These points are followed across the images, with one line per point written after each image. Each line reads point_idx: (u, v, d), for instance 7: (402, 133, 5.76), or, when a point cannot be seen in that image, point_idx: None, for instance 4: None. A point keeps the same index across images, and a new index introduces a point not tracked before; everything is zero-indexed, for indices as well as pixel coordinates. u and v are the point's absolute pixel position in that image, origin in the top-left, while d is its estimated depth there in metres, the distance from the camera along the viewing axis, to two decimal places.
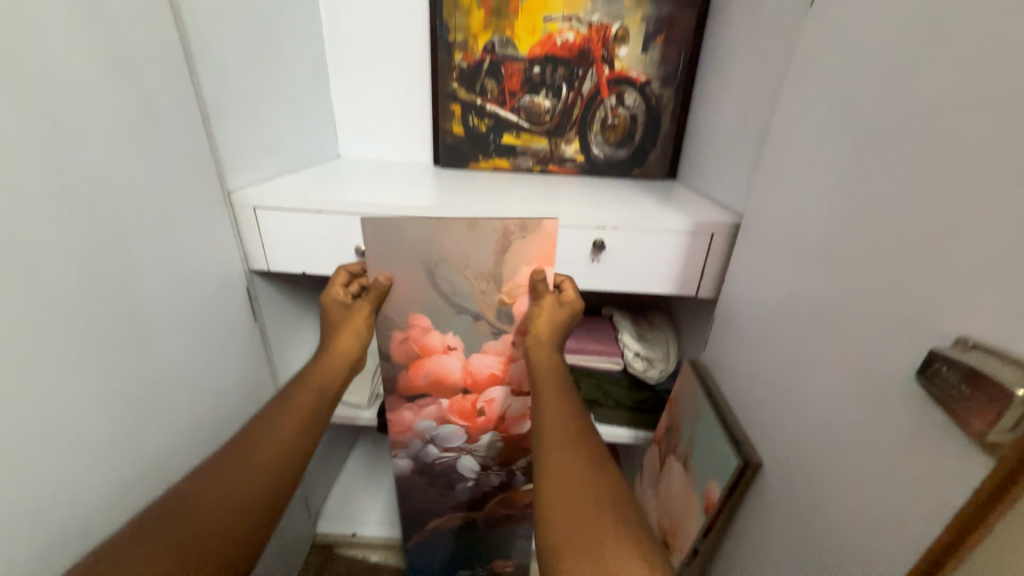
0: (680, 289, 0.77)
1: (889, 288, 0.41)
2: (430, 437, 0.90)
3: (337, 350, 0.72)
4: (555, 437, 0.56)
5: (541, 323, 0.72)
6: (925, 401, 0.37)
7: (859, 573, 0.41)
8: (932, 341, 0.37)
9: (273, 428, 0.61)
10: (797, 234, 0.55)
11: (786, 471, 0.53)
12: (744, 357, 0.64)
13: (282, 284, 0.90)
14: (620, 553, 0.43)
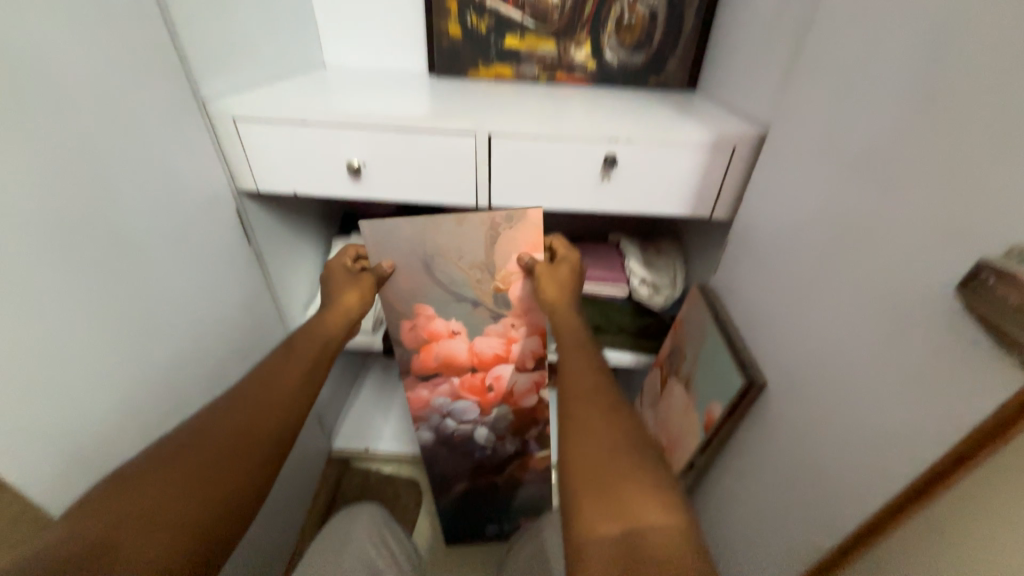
0: (694, 210, 0.72)
1: (934, 197, 0.37)
2: (447, 412, 0.95)
3: (342, 306, 0.74)
4: (576, 388, 0.56)
5: (556, 285, 0.73)
6: (961, 316, 0.34)
7: (858, 482, 0.43)
8: (979, 252, 0.33)
9: (286, 374, 0.63)
10: (832, 140, 0.50)
11: (792, 389, 0.53)
12: (758, 279, 0.62)
13: (275, 207, 0.86)
14: (636, 495, 0.43)
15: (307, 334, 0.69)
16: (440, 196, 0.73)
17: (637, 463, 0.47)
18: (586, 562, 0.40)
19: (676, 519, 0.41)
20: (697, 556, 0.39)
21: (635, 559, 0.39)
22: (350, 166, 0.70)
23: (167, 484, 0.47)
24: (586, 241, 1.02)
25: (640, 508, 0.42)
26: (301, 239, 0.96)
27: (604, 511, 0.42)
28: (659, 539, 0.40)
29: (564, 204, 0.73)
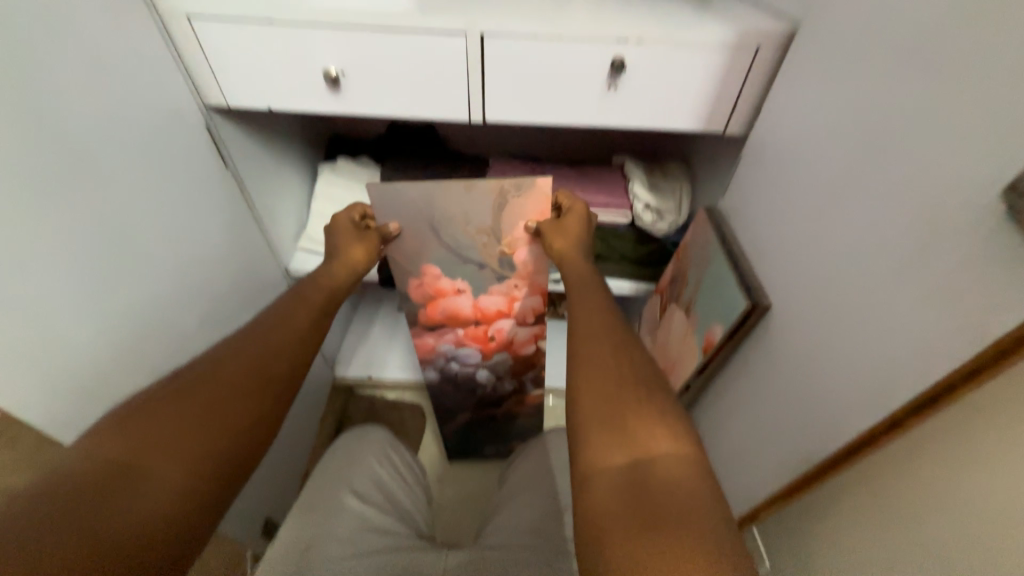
0: (708, 124, 0.67)
1: (981, 89, 0.33)
2: (452, 357, 0.97)
3: (348, 261, 0.71)
4: (588, 327, 0.55)
5: (565, 236, 0.69)
6: (998, 225, 0.32)
7: (859, 397, 0.43)
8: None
9: (297, 317, 0.61)
10: (871, 31, 0.43)
11: (797, 311, 0.52)
12: (771, 197, 0.58)
13: (251, 126, 0.79)
14: (648, 427, 0.43)
15: (311, 285, 0.66)
16: (429, 111, 0.67)
17: (648, 398, 0.46)
18: (596, 487, 0.39)
19: (687, 452, 0.41)
20: (707, 485, 0.39)
21: (646, 484, 0.38)
22: (327, 75, 0.63)
23: (177, 410, 0.47)
24: (588, 164, 0.96)
25: (651, 439, 0.42)
26: (283, 164, 0.90)
27: (615, 442, 0.42)
28: (671, 468, 0.39)
29: (566, 119, 0.67)
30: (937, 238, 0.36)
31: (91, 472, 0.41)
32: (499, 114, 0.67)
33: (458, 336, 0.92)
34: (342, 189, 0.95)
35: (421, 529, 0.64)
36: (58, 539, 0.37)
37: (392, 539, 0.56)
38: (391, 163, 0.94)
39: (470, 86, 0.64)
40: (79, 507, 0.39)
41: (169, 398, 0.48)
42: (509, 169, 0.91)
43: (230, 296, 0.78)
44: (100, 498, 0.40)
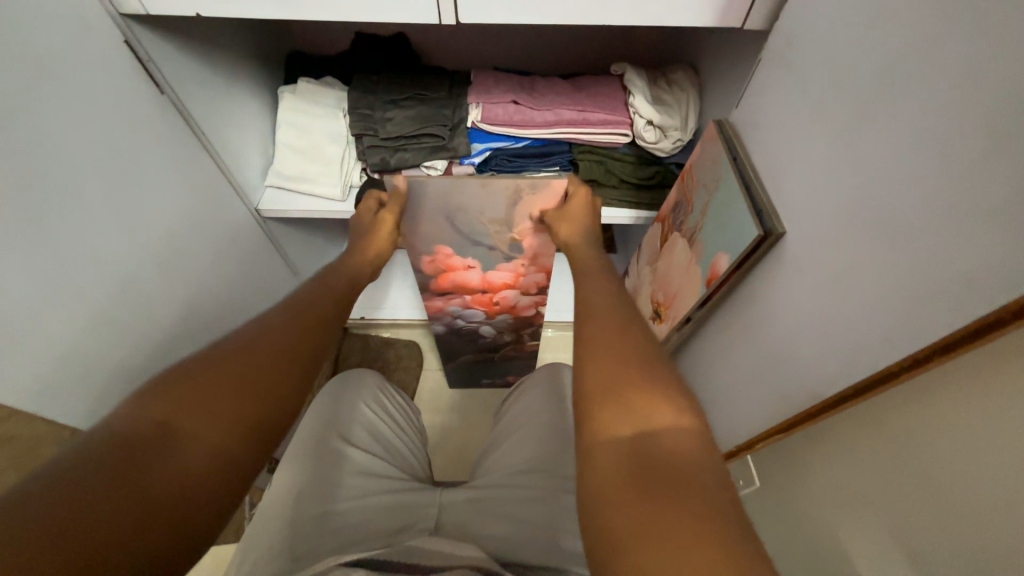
0: (719, 20, 0.56)
1: None
2: (458, 318, 0.97)
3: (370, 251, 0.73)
4: (593, 304, 0.51)
5: (570, 222, 0.71)
6: None
7: (873, 331, 0.39)
8: None
9: (333, 296, 0.58)
10: None
11: (811, 239, 0.46)
12: (789, 107, 0.50)
13: (182, 39, 0.67)
14: (652, 398, 0.38)
15: (340, 268, 0.66)
16: (388, 12, 0.56)
17: (651, 366, 0.41)
18: (595, 461, 0.35)
19: (693, 427, 0.36)
20: (714, 463, 0.34)
21: (650, 459, 0.33)
22: None
23: (247, 369, 0.43)
24: (584, 75, 0.84)
25: (653, 409, 0.37)
26: (233, 87, 0.78)
27: (618, 412, 0.37)
28: (675, 442, 0.34)
29: (553, 16, 0.56)
30: (994, 150, 0.29)
31: (156, 427, 0.37)
32: (474, 12, 0.56)
33: (464, 307, 0.94)
34: (307, 116, 0.85)
35: (416, 471, 0.65)
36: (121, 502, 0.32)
37: (382, 484, 0.56)
38: (358, 82, 0.82)
39: None
40: (150, 464, 0.34)
41: (234, 356, 0.44)
42: (493, 84, 0.80)
43: (192, 243, 0.72)
44: (166, 453, 0.35)
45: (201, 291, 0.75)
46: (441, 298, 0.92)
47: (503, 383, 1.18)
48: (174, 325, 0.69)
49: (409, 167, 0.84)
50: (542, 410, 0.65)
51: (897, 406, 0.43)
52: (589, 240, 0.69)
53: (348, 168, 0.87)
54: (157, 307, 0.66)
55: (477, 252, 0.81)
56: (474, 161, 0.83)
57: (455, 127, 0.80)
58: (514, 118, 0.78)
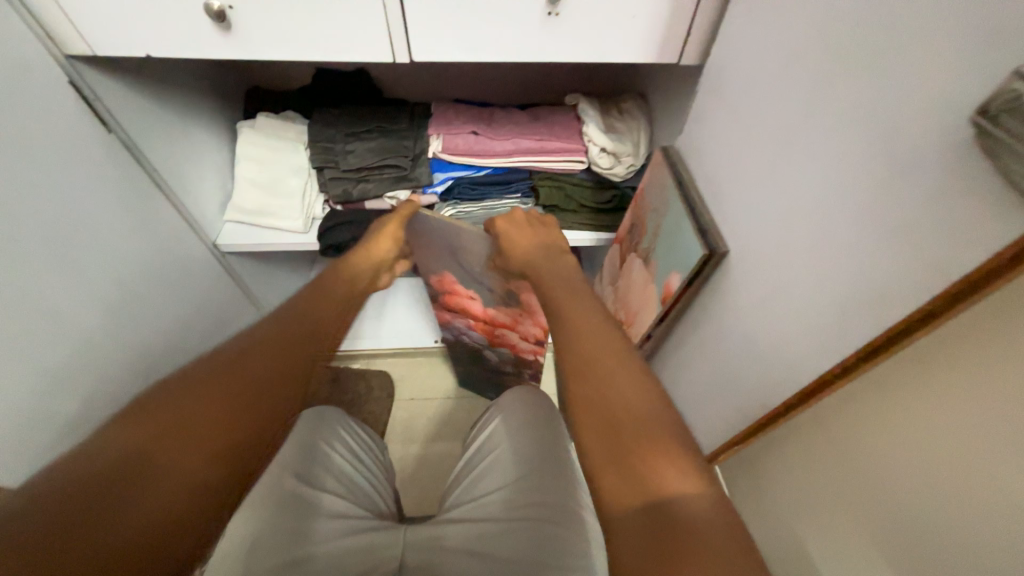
0: (656, 56, 0.60)
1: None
2: (465, 336, 1.01)
3: (379, 249, 0.69)
4: (579, 325, 0.45)
5: (516, 240, 0.65)
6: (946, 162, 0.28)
7: (806, 342, 0.42)
8: (981, 77, 0.26)
9: (324, 322, 0.51)
10: None
11: (750, 257, 0.49)
12: (723, 135, 0.53)
13: (133, 80, 0.67)
14: (655, 453, 0.35)
15: (339, 272, 0.60)
16: (341, 53, 0.58)
17: (654, 417, 0.37)
18: (616, 534, 0.33)
19: (705, 486, 0.34)
20: (733, 528, 0.31)
21: (665, 533, 0.31)
22: (209, 9, 0.52)
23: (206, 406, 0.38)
24: (540, 106, 0.88)
25: (658, 468, 0.34)
26: (190, 124, 0.78)
27: (624, 477, 0.35)
28: (689, 508, 0.32)
29: (502, 55, 0.59)
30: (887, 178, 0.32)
31: (103, 469, 0.33)
32: (426, 52, 0.58)
33: (469, 328, 0.97)
34: (267, 150, 0.84)
35: (382, 510, 0.63)
36: (69, 550, 0.29)
37: (347, 523, 0.55)
38: (318, 116, 0.83)
39: (388, 20, 0.55)
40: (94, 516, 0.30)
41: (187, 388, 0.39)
42: (452, 115, 0.82)
43: (144, 281, 0.69)
44: (113, 502, 0.31)
45: (155, 332, 0.72)
46: (448, 312, 0.97)
47: None
48: (125, 369, 0.66)
49: (371, 197, 0.84)
50: (510, 433, 0.65)
51: (838, 410, 0.46)
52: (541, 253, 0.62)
53: (310, 201, 0.87)
54: (106, 352, 0.62)
55: (473, 285, 0.84)
56: (437, 190, 0.85)
57: (416, 157, 0.82)
58: (473, 148, 0.80)
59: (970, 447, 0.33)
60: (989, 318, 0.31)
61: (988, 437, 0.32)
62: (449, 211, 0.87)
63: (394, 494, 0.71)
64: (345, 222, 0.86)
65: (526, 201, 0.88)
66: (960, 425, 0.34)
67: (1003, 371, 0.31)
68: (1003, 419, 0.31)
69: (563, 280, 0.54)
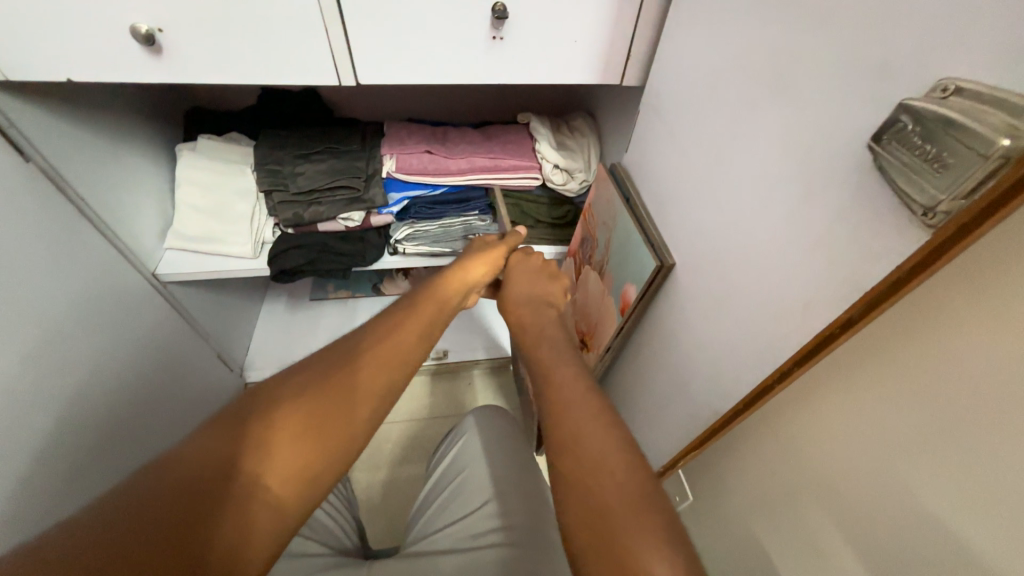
0: (600, 78, 0.63)
1: (835, 32, 0.31)
2: None
3: (474, 272, 0.59)
4: (559, 386, 0.42)
5: (513, 284, 0.63)
6: (852, 184, 0.30)
7: (746, 349, 0.44)
8: (878, 107, 0.28)
9: (395, 366, 0.42)
10: None
11: (694, 268, 0.52)
12: (663, 152, 0.56)
13: (53, 102, 0.62)
14: (640, 534, 0.31)
15: (425, 299, 0.50)
16: (284, 75, 0.56)
17: (642, 487, 0.34)
18: None
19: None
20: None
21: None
22: (136, 33, 0.49)
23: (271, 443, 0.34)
24: (493, 124, 0.89)
25: (643, 554, 0.30)
26: (121, 148, 0.73)
27: (610, 566, 0.30)
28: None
29: (449, 77, 0.59)
30: (802, 197, 0.35)
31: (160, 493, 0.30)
32: (372, 74, 0.58)
33: None
34: (209, 173, 0.80)
35: (344, 544, 0.61)
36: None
37: (315, 561, 0.52)
38: (264, 138, 0.80)
39: (329, 40, 0.54)
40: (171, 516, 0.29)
41: (246, 416, 0.35)
42: (406, 135, 0.82)
43: (73, 319, 0.63)
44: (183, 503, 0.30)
45: (91, 374, 0.66)
46: None
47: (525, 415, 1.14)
48: (56, 417, 0.60)
49: (324, 219, 0.82)
50: (482, 451, 0.65)
51: (788, 413, 0.48)
52: (540, 307, 0.59)
53: (259, 224, 0.83)
54: (32, 399, 0.57)
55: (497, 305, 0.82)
56: (392, 210, 0.84)
57: (370, 178, 0.80)
58: (428, 167, 0.80)
59: (902, 453, 0.36)
60: (905, 320, 0.34)
61: (921, 436, 0.34)
62: (406, 230, 0.87)
63: (358, 527, 0.68)
64: (298, 245, 0.84)
65: (484, 217, 0.89)
66: (897, 425, 0.36)
67: (926, 378, 0.33)
68: (932, 413, 0.33)
69: (548, 336, 0.52)
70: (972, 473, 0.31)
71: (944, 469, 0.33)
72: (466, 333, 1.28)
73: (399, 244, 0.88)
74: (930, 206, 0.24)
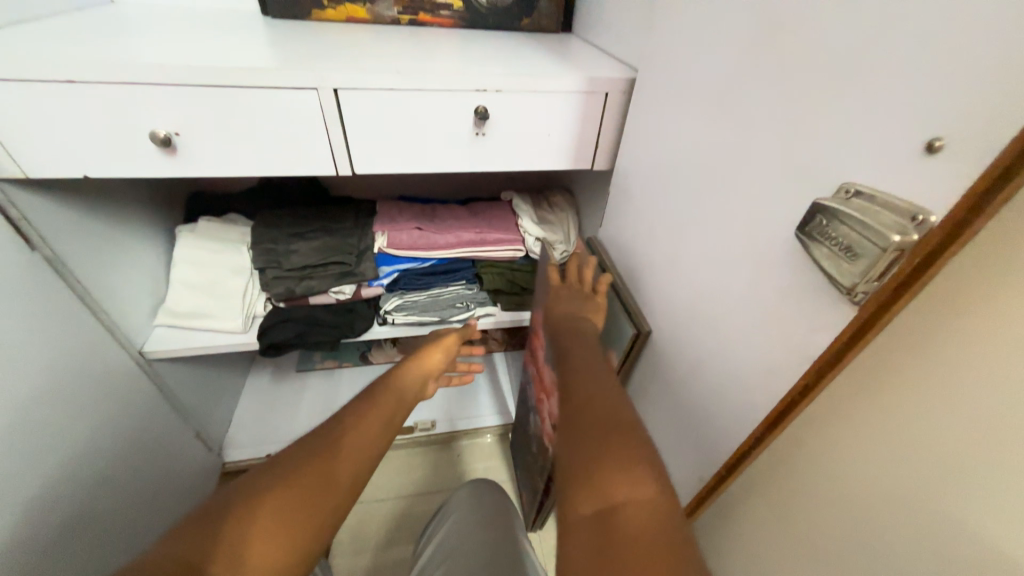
0: (573, 163, 0.70)
1: (763, 138, 0.37)
2: (525, 382, 0.97)
3: (432, 360, 0.58)
4: (584, 382, 0.46)
5: (553, 304, 0.65)
6: (794, 264, 0.35)
7: (722, 413, 0.46)
8: (803, 201, 0.33)
9: (358, 458, 0.42)
10: (680, 86, 0.48)
11: (669, 335, 0.55)
12: (633, 228, 0.61)
13: (65, 194, 0.66)
14: (612, 468, 0.35)
15: (382, 390, 0.50)
16: (288, 167, 0.62)
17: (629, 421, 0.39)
18: (569, 545, 0.32)
19: (659, 500, 0.33)
20: (679, 542, 0.30)
21: (608, 544, 0.30)
22: (154, 136, 0.55)
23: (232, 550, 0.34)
24: (479, 202, 0.96)
25: (616, 477, 0.34)
26: (121, 232, 0.77)
27: (588, 475, 0.35)
28: (639, 521, 0.31)
29: (436, 165, 0.66)
30: (754, 274, 0.39)
31: None
32: (367, 164, 0.64)
33: (533, 378, 0.91)
34: (205, 252, 0.84)
35: None
36: None
37: None
38: (262, 219, 0.85)
39: (330, 138, 0.60)
40: None
41: (239, 505, 0.36)
42: (397, 213, 0.88)
43: (57, 402, 0.62)
44: None
45: (67, 460, 0.63)
46: (529, 354, 0.92)
47: (527, 492, 1.02)
48: (29, 510, 0.57)
49: (316, 293, 0.85)
50: (468, 534, 0.64)
51: (776, 470, 0.49)
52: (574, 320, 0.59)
53: (251, 299, 0.85)
54: (8, 492, 0.54)
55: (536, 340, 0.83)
56: (382, 283, 0.88)
57: (361, 253, 0.84)
58: (418, 242, 0.85)
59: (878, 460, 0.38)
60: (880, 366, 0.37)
61: (920, 465, 0.35)
62: (395, 300, 0.90)
63: None
64: (288, 319, 0.86)
65: (471, 286, 0.93)
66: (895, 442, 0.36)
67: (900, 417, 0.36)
68: (927, 443, 0.34)
69: (580, 346, 0.54)
70: (975, 494, 0.31)
71: (949, 499, 0.33)
72: (454, 402, 1.25)
73: (389, 314, 0.90)
74: (852, 288, 0.29)
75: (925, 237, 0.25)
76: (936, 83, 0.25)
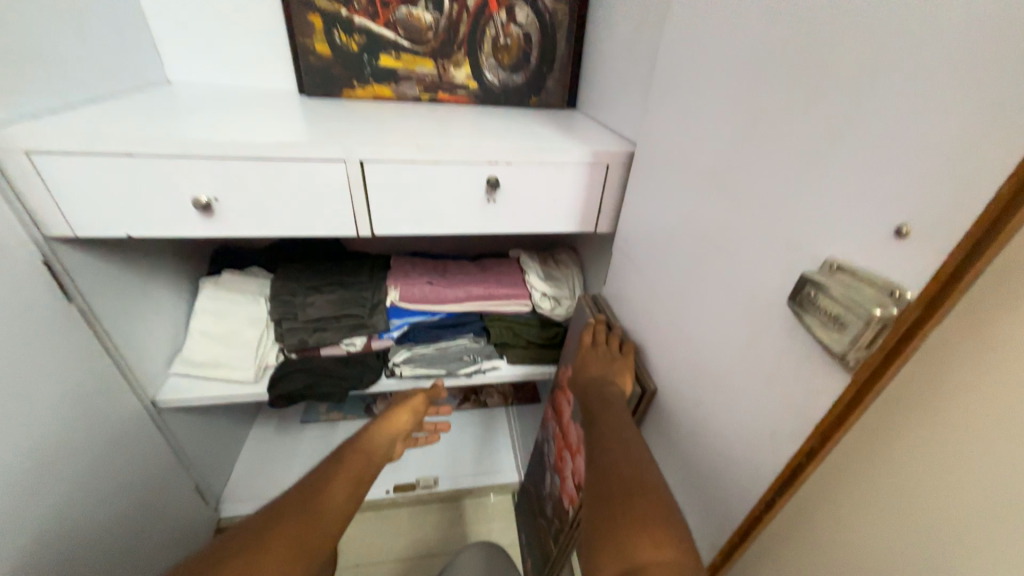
0: (578, 226, 0.74)
1: (753, 214, 0.41)
2: (546, 438, 0.95)
3: (398, 420, 0.61)
4: (610, 448, 0.45)
5: (581, 366, 0.65)
6: (789, 330, 0.37)
7: (728, 477, 0.46)
8: (793, 272, 0.36)
9: (328, 522, 0.43)
10: (676, 162, 0.53)
11: (673, 394, 0.56)
12: (635, 287, 0.64)
13: (105, 249, 0.71)
14: (640, 529, 0.35)
15: (351, 451, 0.52)
16: (310, 228, 0.66)
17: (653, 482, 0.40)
18: None
19: (681, 562, 0.33)
20: None
21: None
22: (196, 201, 0.60)
23: None
24: (488, 258, 1.01)
25: (638, 536, 0.34)
26: (149, 284, 0.81)
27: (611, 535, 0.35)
28: None
29: (448, 227, 0.71)
30: (752, 338, 0.41)
31: None
32: (386, 225, 0.69)
33: (555, 436, 0.90)
34: (225, 304, 0.87)
35: None
36: None
37: None
38: (282, 273, 0.89)
39: (352, 203, 0.65)
40: None
41: (232, 562, 0.36)
42: (411, 268, 0.93)
43: (69, 450, 0.63)
44: None
45: (69, 512, 0.63)
46: (552, 408, 0.91)
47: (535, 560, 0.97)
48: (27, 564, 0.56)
49: (327, 344, 0.86)
50: None
51: (797, 536, 0.48)
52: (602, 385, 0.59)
53: (264, 350, 0.87)
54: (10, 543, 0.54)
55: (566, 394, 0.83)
56: (392, 335, 0.90)
57: (374, 307, 0.88)
58: (429, 296, 0.88)
59: (903, 530, 0.37)
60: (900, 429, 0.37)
61: (949, 526, 0.34)
62: (404, 352, 0.90)
63: None
64: (298, 369, 0.87)
65: (478, 339, 0.94)
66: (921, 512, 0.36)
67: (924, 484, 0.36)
68: (952, 508, 0.34)
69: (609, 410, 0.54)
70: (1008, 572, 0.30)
71: (984, 562, 0.32)
72: (457, 458, 1.22)
73: (397, 366, 0.89)
74: (842, 354, 0.31)
75: (903, 312, 0.28)
76: (902, 176, 0.28)
